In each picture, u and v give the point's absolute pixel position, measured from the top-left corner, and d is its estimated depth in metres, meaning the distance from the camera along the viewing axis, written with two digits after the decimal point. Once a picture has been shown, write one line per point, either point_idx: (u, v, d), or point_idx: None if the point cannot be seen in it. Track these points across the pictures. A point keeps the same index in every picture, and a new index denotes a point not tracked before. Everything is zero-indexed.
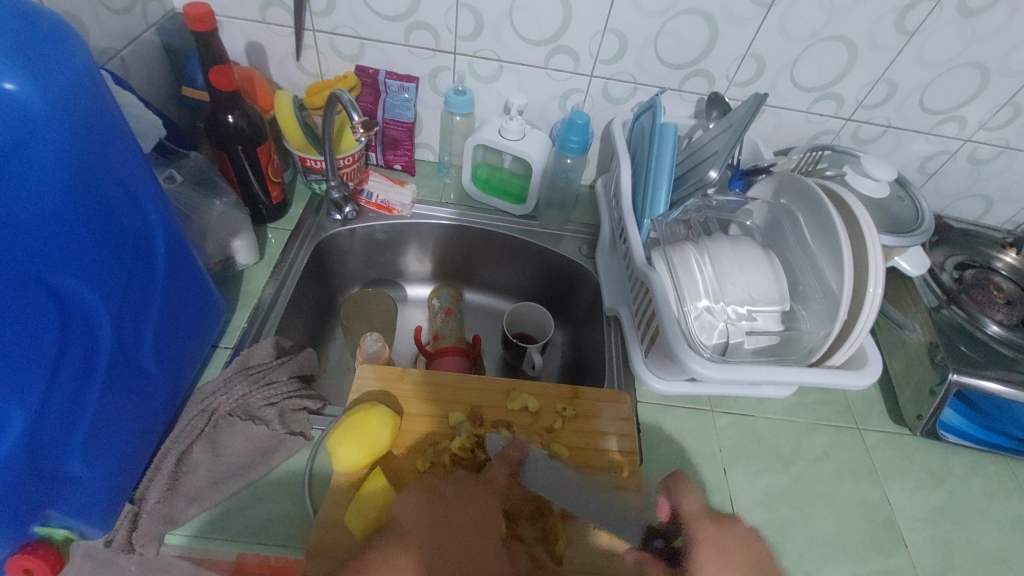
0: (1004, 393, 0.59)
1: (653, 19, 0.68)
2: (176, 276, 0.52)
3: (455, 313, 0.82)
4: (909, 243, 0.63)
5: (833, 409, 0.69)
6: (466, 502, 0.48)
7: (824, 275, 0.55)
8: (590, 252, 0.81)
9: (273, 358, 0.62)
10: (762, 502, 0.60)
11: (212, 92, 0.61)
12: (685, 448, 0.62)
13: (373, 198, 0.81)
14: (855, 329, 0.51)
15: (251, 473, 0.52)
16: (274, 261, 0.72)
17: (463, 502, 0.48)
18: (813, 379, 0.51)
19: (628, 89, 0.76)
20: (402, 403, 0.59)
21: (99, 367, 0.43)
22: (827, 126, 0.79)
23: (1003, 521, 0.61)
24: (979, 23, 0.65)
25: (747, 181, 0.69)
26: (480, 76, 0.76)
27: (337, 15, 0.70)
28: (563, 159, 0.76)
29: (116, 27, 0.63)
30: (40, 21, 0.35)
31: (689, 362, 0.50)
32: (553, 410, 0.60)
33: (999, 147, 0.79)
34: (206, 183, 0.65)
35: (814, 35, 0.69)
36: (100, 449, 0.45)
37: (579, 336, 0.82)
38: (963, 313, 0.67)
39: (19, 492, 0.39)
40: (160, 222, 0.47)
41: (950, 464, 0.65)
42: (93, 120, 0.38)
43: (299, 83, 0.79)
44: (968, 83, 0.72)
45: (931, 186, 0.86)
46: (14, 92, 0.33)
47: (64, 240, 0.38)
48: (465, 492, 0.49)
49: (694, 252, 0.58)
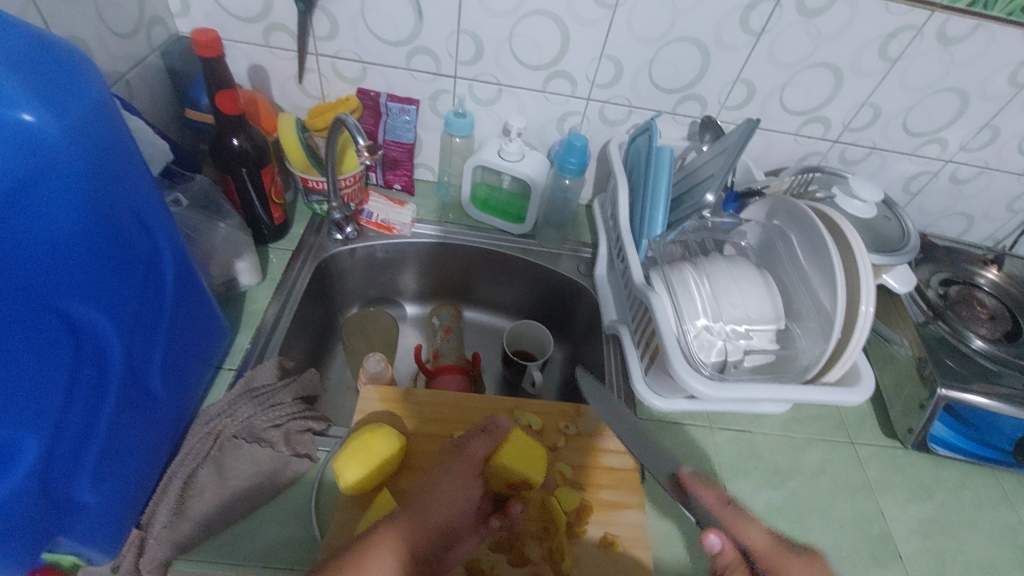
0: (989, 406, 0.61)
1: (648, 46, 0.70)
2: (185, 298, 0.52)
3: (455, 331, 0.84)
4: (897, 261, 0.65)
5: (827, 424, 0.71)
6: (457, 496, 0.51)
7: (817, 293, 0.57)
8: (588, 270, 0.83)
9: (277, 379, 0.62)
10: (761, 517, 0.61)
11: (217, 115, 0.62)
12: (685, 464, 0.63)
13: (374, 218, 0.82)
14: (849, 346, 0.53)
15: (258, 497, 0.53)
16: (276, 281, 0.73)
17: (458, 499, 0.51)
18: (809, 396, 0.52)
19: (624, 112, 0.78)
20: (406, 424, 0.59)
21: (110, 392, 0.43)
22: (815, 147, 0.82)
23: (992, 529, 0.63)
24: (958, 51, 0.69)
25: (741, 204, 0.70)
26: (480, 99, 0.78)
27: (340, 40, 0.72)
28: (562, 180, 0.79)
29: (122, 51, 0.63)
30: (57, 52, 0.35)
31: (689, 381, 0.51)
32: (556, 429, 0.61)
33: (979, 167, 0.82)
34: (211, 206, 0.66)
35: (802, 62, 0.71)
36: (108, 474, 0.45)
37: (577, 353, 0.83)
38: (948, 328, 0.69)
39: (31, 519, 0.39)
40: (168, 245, 0.48)
41: (940, 476, 0.67)
42: (107, 147, 0.39)
43: (300, 104, 0.80)
44: (948, 107, 0.75)
45: (916, 205, 0.89)
46: (32, 122, 0.33)
47: (78, 269, 0.38)
48: (457, 486, 0.51)
49: (692, 273, 0.60)
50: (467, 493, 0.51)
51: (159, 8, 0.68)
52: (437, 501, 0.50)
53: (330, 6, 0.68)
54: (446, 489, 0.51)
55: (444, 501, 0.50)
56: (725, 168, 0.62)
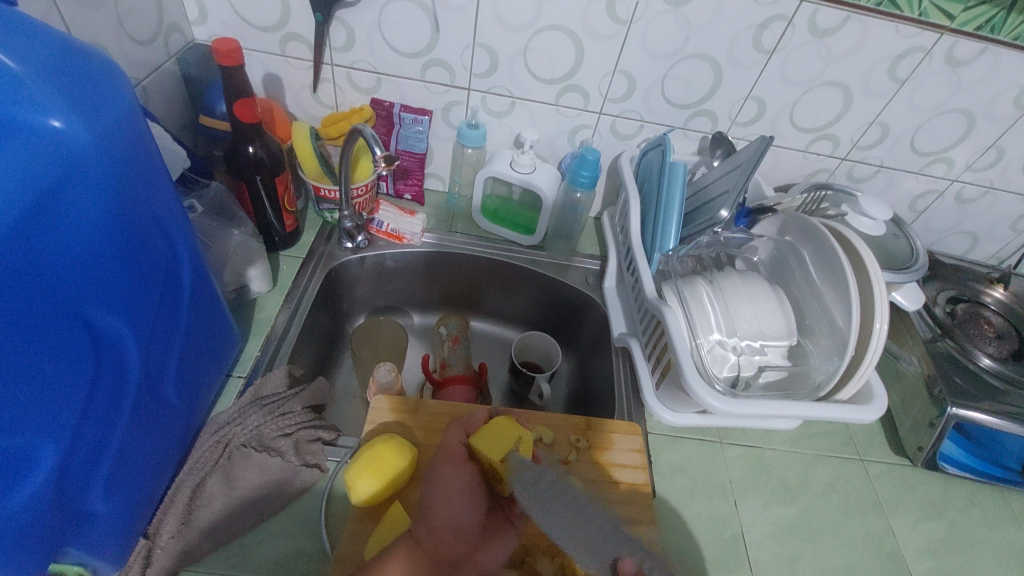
0: (996, 424, 0.62)
1: (661, 62, 0.71)
2: (200, 305, 0.52)
3: (462, 341, 0.84)
4: (907, 279, 0.66)
5: (837, 440, 0.70)
6: (453, 497, 0.51)
7: (831, 311, 0.57)
8: (597, 282, 0.83)
9: (287, 388, 0.62)
10: (772, 535, 0.60)
11: (234, 123, 0.62)
12: (695, 478, 0.63)
13: (384, 227, 0.82)
14: (862, 364, 0.53)
15: (268, 506, 0.52)
16: (286, 288, 0.73)
17: (456, 503, 0.51)
18: (823, 414, 0.52)
19: (635, 127, 0.79)
20: (417, 435, 0.59)
21: (126, 401, 0.43)
22: (823, 164, 0.83)
23: (1001, 549, 0.63)
24: (965, 73, 0.70)
25: (752, 219, 0.71)
26: (492, 111, 0.78)
27: (356, 51, 0.73)
28: (573, 193, 0.79)
29: (140, 57, 0.64)
30: (89, 60, 0.36)
31: (704, 396, 0.51)
32: (568, 442, 0.61)
33: (984, 187, 0.83)
34: (224, 213, 0.67)
35: (813, 80, 0.72)
36: (120, 483, 0.44)
37: (585, 365, 0.83)
38: (956, 345, 0.69)
39: (43, 530, 0.38)
40: (186, 253, 0.48)
41: (949, 495, 0.67)
42: (133, 155, 0.39)
43: (313, 113, 0.80)
44: (955, 128, 0.76)
45: (921, 223, 0.90)
46: (61, 129, 0.33)
47: (102, 274, 0.38)
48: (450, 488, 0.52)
49: (706, 287, 0.60)
50: (466, 490, 0.52)
51: (177, 16, 0.69)
52: (436, 506, 0.51)
53: (348, 18, 0.69)
54: (443, 491, 0.51)
55: (441, 507, 0.50)
56: (739, 184, 0.63)
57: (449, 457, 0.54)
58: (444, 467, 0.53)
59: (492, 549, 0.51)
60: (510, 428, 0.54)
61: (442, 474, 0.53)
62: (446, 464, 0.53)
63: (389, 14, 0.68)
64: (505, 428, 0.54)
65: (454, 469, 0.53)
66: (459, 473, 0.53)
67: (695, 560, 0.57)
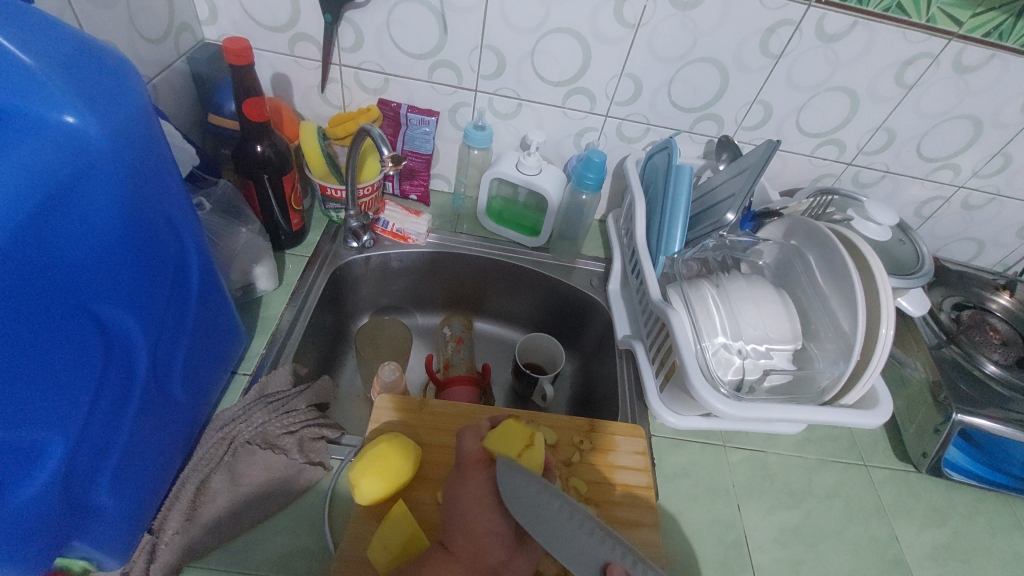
0: (1001, 432, 0.61)
1: (668, 66, 0.71)
2: (207, 302, 0.52)
3: (465, 341, 0.84)
4: (913, 285, 0.66)
5: (840, 445, 0.70)
6: (478, 503, 0.49)
7: (836, 316, 0.57)
8: (601, 284, 0.83)
9: (291, 386, 0.62)
10: (775, 539, 0.60)
11: (243, 122, 0.62)
12: (699, 482, 0.63)
13: (389, 227, 0.83)
14: (868, 369, 0.53)
15: (271, 503, 0.52)
16: (292, 287, 0.73)
17: (481, 511, 0.48)
18: (828, 418, 0.52)
19: (641, 130, 0.79)
20: (420, 434, 0.59)
21: (133, 397, 0.43)
22: (829, 169, 0.83)
23: (1006, 557, 0.63)
24: (973, 80, 0.70)
25: (757, 223, 0.71)
26: (499, 112, 0.79)
27: (364, 51, 0.73)
28: (579, 195, 0.80)
29: (150, 56, 0.64)
30: (104, 57, 0.36)
31: (709, 399, 0.51)
32: (571, 443, 0.61)
33: (991, 194, 0.83)
34: (231, 210, 0.67)
35: (819, 85, 0.72)
36: (126, 477, 0.45)
37: (588, 367, 0.83)
38: (962, 352, 0.69)
39: (50, 523, 0.38)
40: (195, 250, 0.48)
41: (954, 502, 0.67)
42: (146, 151, 0.39)
43: (321, 113, 0.81)
44: (962, 134, 0.76)
45: (927, 228, 0.90)
46: (75, 124, 0.34)
47: (111, 271, 0.39)
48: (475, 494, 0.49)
49: (712, 290, 0.60)
50: (495, 494, 0.49)
51: (188, 15, 0.69)
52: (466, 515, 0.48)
53: (357, 18, 0.70)
54: (467, 499, 0.49)
55: (467, 516, 0.48)
56: (745, 188, 0.63)
57: (471, 463, 0.52)
58: (469, 474, 0.51)
59: (529, 552, 0.49)
60: (519, 428, 0.55)
61: (468, 480, 0.50)
62: (472, 470, 0.51)
63: (397, 15, 0.69)
64: (514, 429, 0.54)
65: (478, 474, 0.51)
66: (484, 475, 0.50)
67: (697, 563, 0.57)
